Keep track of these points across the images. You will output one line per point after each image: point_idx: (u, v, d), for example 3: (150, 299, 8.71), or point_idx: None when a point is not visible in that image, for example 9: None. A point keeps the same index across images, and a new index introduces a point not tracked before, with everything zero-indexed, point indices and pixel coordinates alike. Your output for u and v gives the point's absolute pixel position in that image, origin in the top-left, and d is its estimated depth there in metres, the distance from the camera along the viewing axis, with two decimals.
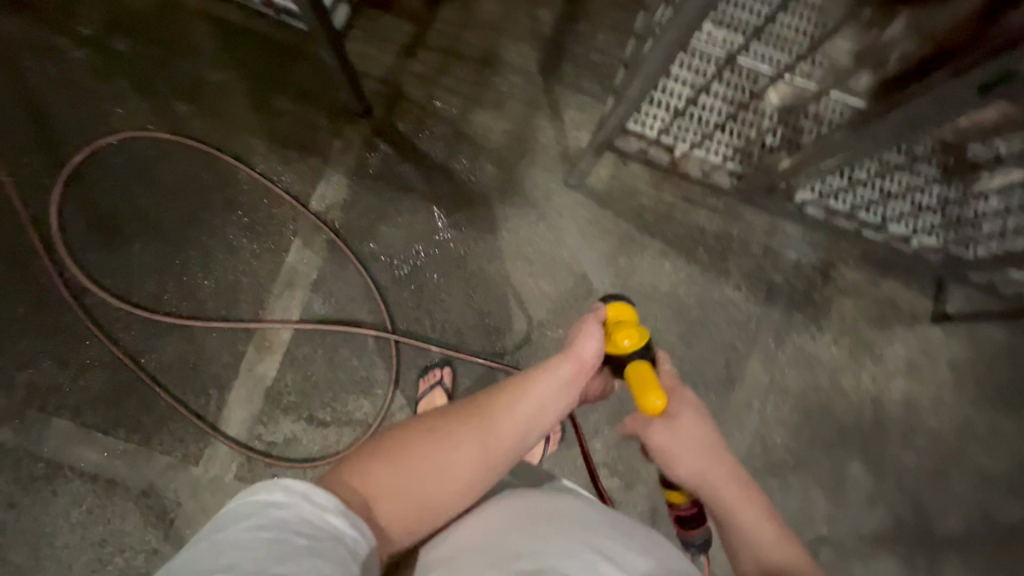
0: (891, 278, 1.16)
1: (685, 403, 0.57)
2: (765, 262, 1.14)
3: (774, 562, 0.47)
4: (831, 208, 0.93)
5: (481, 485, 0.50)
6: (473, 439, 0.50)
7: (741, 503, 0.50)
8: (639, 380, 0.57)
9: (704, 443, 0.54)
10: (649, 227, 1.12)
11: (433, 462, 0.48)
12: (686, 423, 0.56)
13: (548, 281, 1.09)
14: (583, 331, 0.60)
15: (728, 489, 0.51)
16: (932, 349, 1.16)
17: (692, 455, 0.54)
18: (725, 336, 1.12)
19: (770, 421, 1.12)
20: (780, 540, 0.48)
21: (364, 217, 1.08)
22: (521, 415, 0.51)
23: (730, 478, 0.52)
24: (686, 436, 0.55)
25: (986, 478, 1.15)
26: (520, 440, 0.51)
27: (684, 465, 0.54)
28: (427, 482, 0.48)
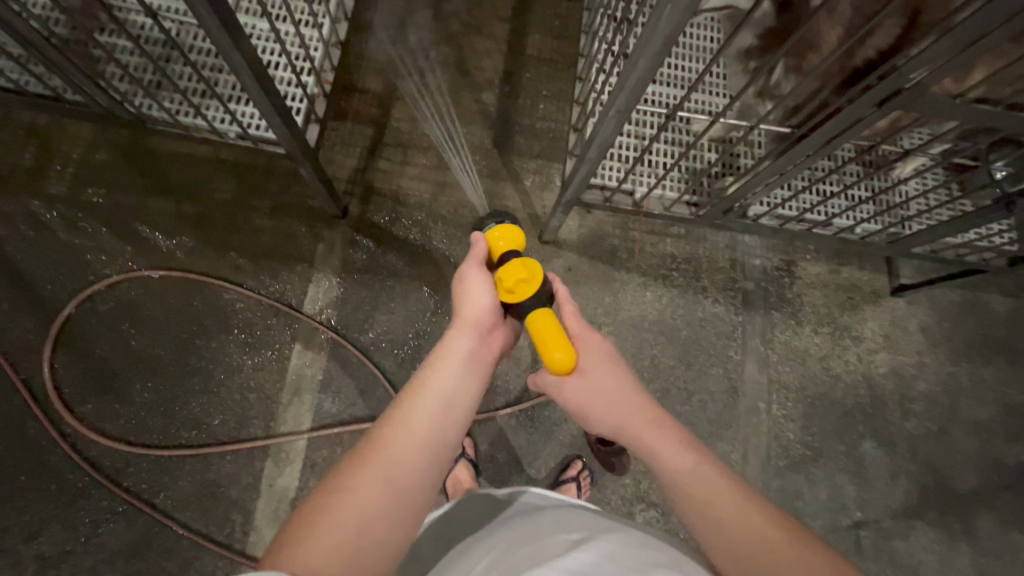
0: (847, 263, 1.27)
1: (589, 350, 0.58)
2: (735, 272, 1.23)
3: (704, 502, 0.46)
4: (783, 216, 1.05)
5: (417, 490, 0.45)
6: (383, 460, 0.44)
7: (659, 442, 0.51)
8: (544, 328, 0.57)
9: (615, 388, 0.55)
10: (624, 262, 1.20)
11: (350, 507, 0.42)
12: (596, 371, 0.56)
13: None
14: (466, 292, 0.61)
15: (648, 432, 0.52)
16: (901, 319, 1.26)
17: (604, 405, 0.54)
18: (718, 348, 1.19)
19: (780, 419, 1.17)
20: (698, 471, 0.48)
21: (359, 310, 1.12)
22: (435, 396, 0.49)
23: (647, 422, 0.53)
24: (595, 383, 0.56)
25: (984, 428, 1.22)
26: (443, 423, 0.48)
27: (599, 414, 0.55)
28: (354, 535, 0.41)
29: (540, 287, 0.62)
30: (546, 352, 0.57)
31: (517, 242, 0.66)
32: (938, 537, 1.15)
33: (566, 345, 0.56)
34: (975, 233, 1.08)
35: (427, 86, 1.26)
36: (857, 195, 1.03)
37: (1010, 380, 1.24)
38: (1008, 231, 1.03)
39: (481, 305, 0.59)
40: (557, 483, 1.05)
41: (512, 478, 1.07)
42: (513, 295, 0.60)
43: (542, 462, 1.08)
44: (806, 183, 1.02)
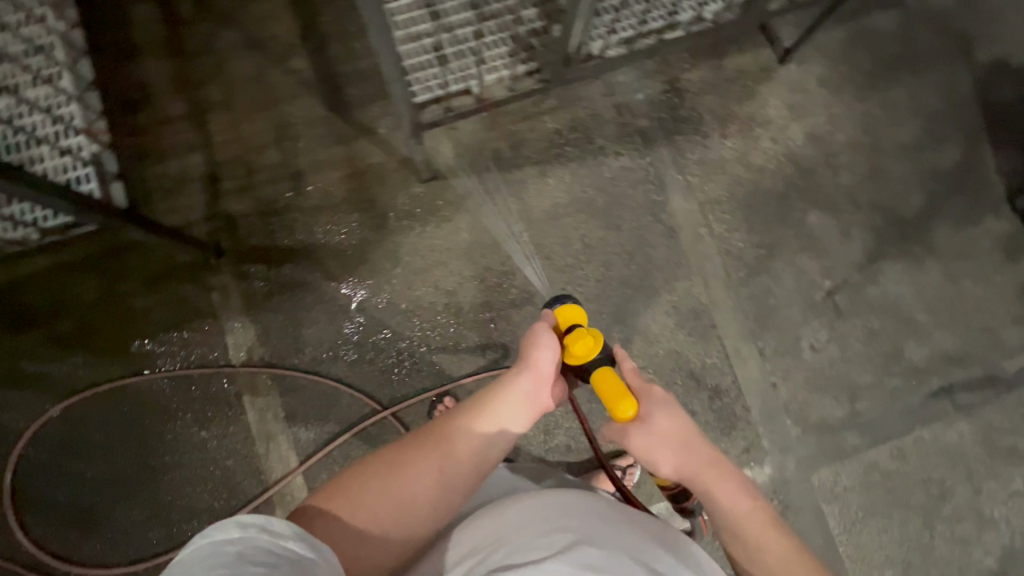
0: (726, 53, 1.21)
1: (658, 405, 0.65)
2: (624, 117, 1.17)
3: (760, 535, 0.59)
4: (626, 38, 0.99)
5: (445, 503, 0.59)
6: (437, 464, 0.59)
7: (719, 483, 0.62)
8: (608, 391, 0.65)
9: (682, 435, 0.64)
10: (514, 162, 1.15)
11: (393, 485, 0.57)
12: (658, 419, 0.65)
13: (471, 268, 1.11)
14: (541, 343, 0.68)
15: (709, 473, 0.62)
16: (797, 83, 1.22)
17: (669, 450, 0.64)
18: (640, 197, 1.15)
19: (725, 233, 1.16)
20: (753, 513, 0.60)
21: (286, 335, 1.07)
22: (481, 431, 0.62)
23: (708, 464, 0.63)
24: (660, 431, 0.64)
25: (909, 147, 1.22)
26: (479, 459, 0.61)
27: (665, 462, 0.64)
28: (396, 506, 0.56)
29: (602, 351, 0.70)
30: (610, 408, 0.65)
31: (580, 316, 0.72)
32: (905, 266, 1.18)
33: (629, 402, 0.63)
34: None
35: (233, 84, 1.14)
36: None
37: (918, 92, 1.24)
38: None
39: (549, 360, 0.67)
40: None
41: None
42: (578, 357, 0.69)
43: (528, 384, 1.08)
44: None
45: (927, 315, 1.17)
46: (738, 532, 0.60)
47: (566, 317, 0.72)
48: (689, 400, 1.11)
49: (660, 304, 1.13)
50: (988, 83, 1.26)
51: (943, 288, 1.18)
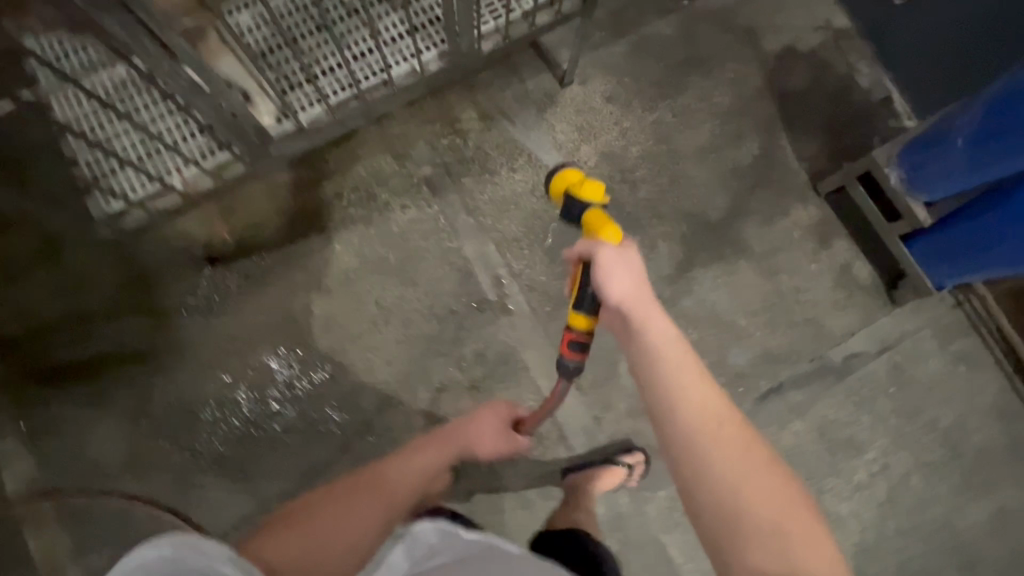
0: (506, 84, 1.17)
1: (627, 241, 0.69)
2: (407, 168, 1.13)
3: (676, 368, 0.58)
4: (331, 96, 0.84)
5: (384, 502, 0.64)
6: (382, 491, 0.65)
7: (655, 315, 0.63)
8: (599, 222, 0.73)
9: (639, 267, 0.66)
10: (295, 233, 1.09)
11: (333, 517, 0.58)
12: (628, 247, 0.67)
13: (262, 352, 1.06)
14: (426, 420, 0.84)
15: (651, 308, 0.64)
16: (583, 103, 1.19)
17: (622, 274, 0.64)
18: (432, 249, 1.11)
19: (525, 270, 1.12)
20: (679, 342, 0.61)
21: (68, 456, 1.01)
22: (397, 465, 0.71)
23: (651, 299, 0.64)
24: (628, 259, 0.65)
25: (707, 149, 1.20)
26: (400, 482, 0.69)
27: (619, 284, 0.64)
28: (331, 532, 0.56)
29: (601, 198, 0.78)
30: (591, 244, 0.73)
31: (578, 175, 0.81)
32: (717, 272, 1.15)
33: (615, 229, 0.71)
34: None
35: None
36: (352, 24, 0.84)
37: (710, 91, 1.21)
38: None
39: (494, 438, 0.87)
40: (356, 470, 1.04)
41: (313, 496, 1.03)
42: (585, 195, 0.78)
43: (337, 461, 1.05)
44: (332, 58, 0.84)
45: (748, 318, 1.14)
46: (652, 350, 0.60)
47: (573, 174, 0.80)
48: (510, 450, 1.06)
49: (468, 356, 1.09)
50: (782, 69, 1.23)
51: (762, 287, 1.15)
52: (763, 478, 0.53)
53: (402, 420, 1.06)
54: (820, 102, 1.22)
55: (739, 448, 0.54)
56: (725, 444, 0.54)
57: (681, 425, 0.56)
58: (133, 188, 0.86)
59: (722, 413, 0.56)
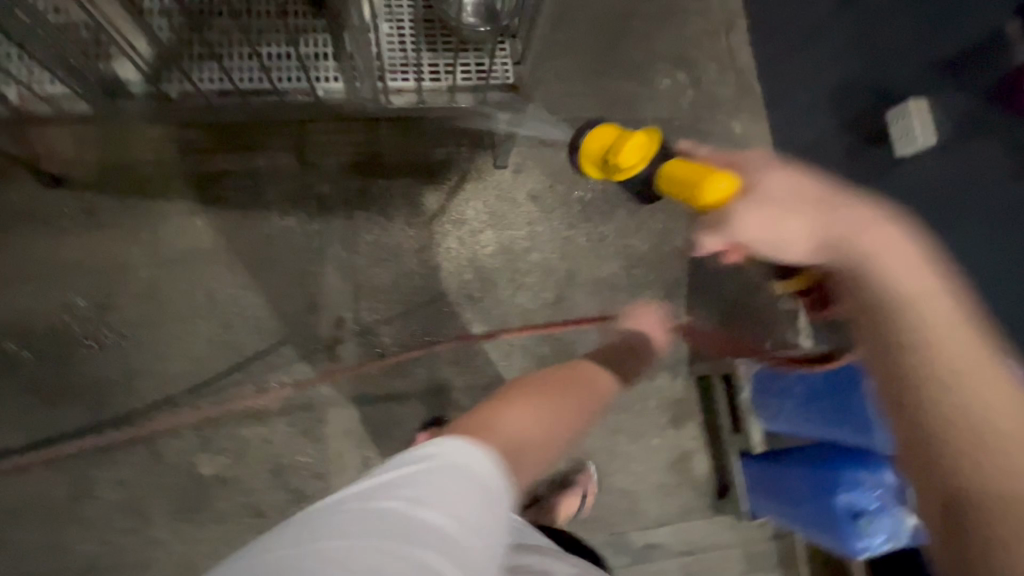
0: (442, 140, 1.15)
1: (760, 169, 0.62)
2: (306, 176, 1.08)
3: (911, 290, 0.49)
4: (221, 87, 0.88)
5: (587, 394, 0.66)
6: (573, 393, 0.63)
7: (862, 225, 0.54)
8: (691, 170, 0.67)
9: (810, 188, 0.59)
10: (160, 190, 1.03)
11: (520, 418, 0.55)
12: (771, 182, 0.60)
13: (62, 294, 0.98)
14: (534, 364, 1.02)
15: (861, 228, 0.54)
16: (507, 190, 1.17)
17: (796, 207, 0.58)
18: (291, 265, 1.06)
19: (372, 325, 1.07)
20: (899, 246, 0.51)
21: None
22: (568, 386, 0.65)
23: (858, 219, 0.54)
24: (801, 184, 0.59)
25: (605, 285, 1.17)
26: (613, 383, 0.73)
27: (791, 236, 0.59)
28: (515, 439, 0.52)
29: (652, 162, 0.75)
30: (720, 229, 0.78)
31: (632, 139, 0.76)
32: None
33: (720, 175, 0.62)
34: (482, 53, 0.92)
35: None
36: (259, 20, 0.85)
37: (630, 232, 1.21)
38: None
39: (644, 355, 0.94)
40: (98, 454, 0.95)
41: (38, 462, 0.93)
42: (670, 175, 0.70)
43: (82, 437, 0.95)
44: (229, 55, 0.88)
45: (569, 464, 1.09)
46: (863, 278, 0.52)
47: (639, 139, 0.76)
48: (263, 500, 0.97)
49: (269, 385, 1.01)
50: None
51: (596, 442, 1.10)
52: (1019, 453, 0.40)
53: (170, 424, 0.97)
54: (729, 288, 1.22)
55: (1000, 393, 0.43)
56: (973, 391, 0.42)
57: (909, 413, 0.44)
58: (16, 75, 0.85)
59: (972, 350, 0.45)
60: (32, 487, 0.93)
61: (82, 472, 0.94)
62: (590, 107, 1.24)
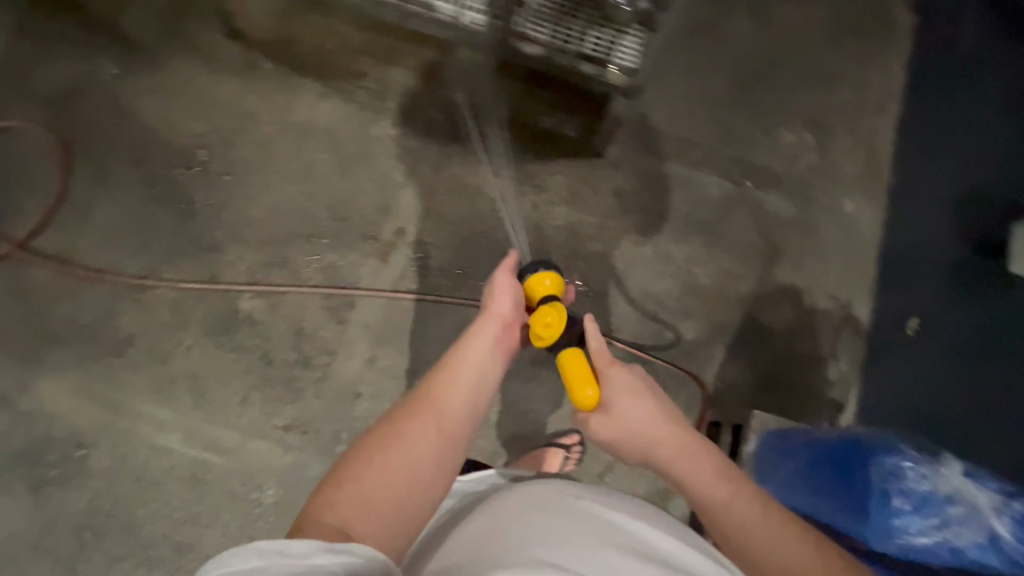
0: (555, 112, 1.21)
1: (618, 390, 0.71)
2: (426, 99, 1.19)
3: (737, 524, 0.57)
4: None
5: (472, 416, 0.65)
6: (428, 418, 0.61)
7: (697, 481, 0.62)
8: (574, 373, 0.72)
9: (649, 415, 0.68)
10: (308, 69, 1.18)
11: (403, 449, 0.58)
12: (622, 404, 0.69)
13: (202, 121, 1.14)
14: (494, 291, 0.79)
15: (679, 464, 0.64)
16: (595, 178, 1.20)
17: (645, 427, 0.68)
18: (381, 168, 1.15)
19: (426, 245, 1.13)
20: (734, 504, 0.59)
21: (25, 64, 1.13)
22: (469, 372, 0.68)
23: (677, 455, 0.65)
24: (634, 414, 0.68)
25: (652, 298, 1.17)
26: (478, 398, 0.66)
27: (658, 440, 0.66)
28: (398, 465, 0.57)
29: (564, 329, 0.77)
30: (539, 335, 0.77)
31: (556, 287, 0.80)
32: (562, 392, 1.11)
33: (591, 385, 0.71)
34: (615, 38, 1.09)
35: None
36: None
37: (697, 260, 1.19)
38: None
39: (507, 301, 0.78)
40: (170, 254, 1.08)
41: (122, 243, 1.07)
42: (545, 338, 0.76)
43: (163, 236, 1.08)
44: None
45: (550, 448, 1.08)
46: (716, 518, 0.59)
47: (542, 285, 0.80)
48: (276, 351, 1.06)
49: (323, 259, 1.10)
50: (770, 299, 1.19)
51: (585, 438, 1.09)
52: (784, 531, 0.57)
53: (231, 256, 1.09)
54: (776, 352, 1.16)
55: (750, 507, 0.58)
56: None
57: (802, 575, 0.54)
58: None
59: (727, 497, 0.59)
60: (106, 259, 1.06)
61: (151, 263, 1.07)
62: (704, 134, 1.26)
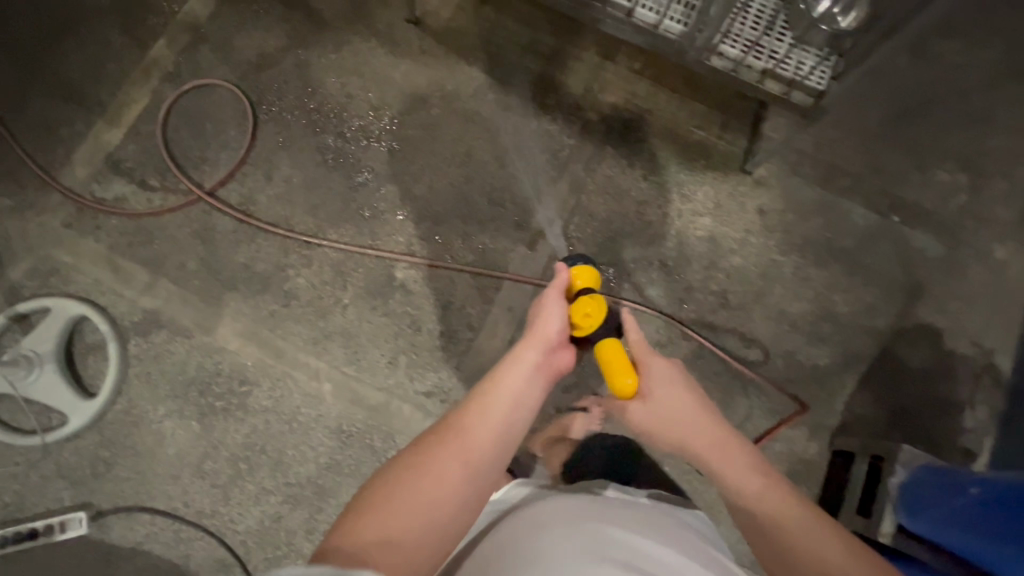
0: (706, 127, 1.25)
1: (659, 386, 0.78)
2: (584, 102, 1.24)
3: (771, 510, 0.62)
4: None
5: (500, 450, 0.64)
6: (455, 452, 0.61)
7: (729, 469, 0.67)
8: (615, 366, 0.77)
9: (689, 406, 0.75)
10: (478, 60, 1.24)
11: (429, 482, 0.59)
12: (660, 396, 0.77)
13: (376, 97, 1.21)
14: (544, 314, 0.78)
15: (715, 456, 0.70)
16: (741, 194, 1.22)
17: (679, 422, 0.73)
18: (537, 161, 1.21)
19: (573, 239, 1.17)
20: (766, 489, 0.64)
21: (224, 28, 1.22)
22: (505, 400, 0.67)
23: (712, 446, 0.70)
24: (672, 407, 0.75)
25: (787, 319, 1.17)
26: (509, 424, 0.66)
27: (689, 432, 0.72)
28: (423, 497, 0.58)
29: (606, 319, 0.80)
30: (578, 324, 0.79)
31: (591, 280, 0.82)
32: None
33: (631, 375, 0.76)
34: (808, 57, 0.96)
35: None
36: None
37: (836, 287, 1.19)
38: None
39: (553, 325, 0.77)
40: (337, 218, 1.15)
41: (297, 202, 1.15)
42: (586, 328, 0.79)
43: (333, 199, 1.16)
44: None
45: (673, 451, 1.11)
46: (749, 504, 0.64)
47: (580, 282, 0.82)
48: (425, 321, 1.11)
49: (476, 239, 1.15)
50: (906, 336, 1.17)
51: None
52: (817, 526, 0.60)
53: (392, 226, 1.15)
54: (908, 390, 1.15)
55: (782, 499, 0.63)
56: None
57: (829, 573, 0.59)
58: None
59: (759, 484, 0.65)
60: (281, 215, 1.14)
61: (320, 223, 1.14)
62: (855, 163, 1.25)
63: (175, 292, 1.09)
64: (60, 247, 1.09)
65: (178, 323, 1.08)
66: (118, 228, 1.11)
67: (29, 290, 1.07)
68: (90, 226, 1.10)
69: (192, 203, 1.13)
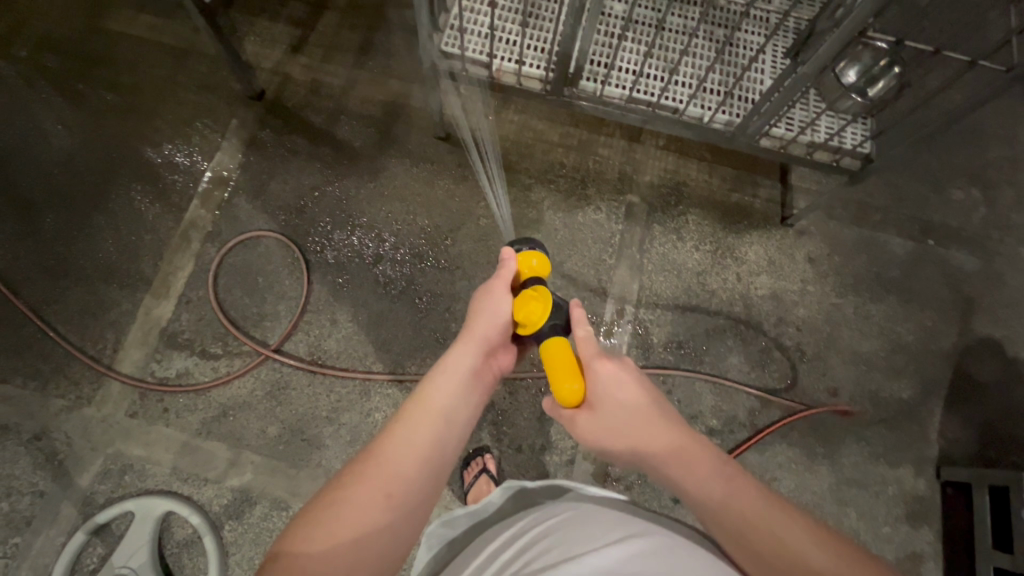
0: (741, 188, 1.29)
1: (605, 390, 0.62)
2: (623, 185, 1.27)
3: (735, 505, 0.52)
4: (608, 93, 1.01)
5: (438, 458, 0.54)
6: (380, 475, 0.50)
7: (691, 474, 0.55)
8: (557, 367, 0.61)
9: (641, 407, 0.61)
10: (515, 164, 1.26)
11: (350, 506, 0.48)
12: (609, 401, 0.61)
13: (423, 219, 1.21)
14: (478, 313, 0.67)
15: (670, 461, 0.57)
16: (790, 248, 1.26)
17: (628, 422, 0.60)
18: (593, 252, 1.22)
19: (645, 322, 1.19)
20: (730, 485, 0.53)
21: (257, 177, 1.21)
22: (438, 410, 0.57)
23: (670, 452, 0.57)
24: (618, 410, 0.60)
25: (863, 360, 1.20)
26: (443, 434, 0.55)
27: (641, 439, 0.59)
28: (352, 525, 0.47)
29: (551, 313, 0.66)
30: (520, 323, 0.66)
31: (543, 270, 0.71)
32: (796, 459, 1.14)
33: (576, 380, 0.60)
34: (852, 125, 1.01)
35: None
36: (705, 55, 1.02)
37: (898, 319, 1.23)
38: (857, 62, 1.04)
39: (495, 326, 0.66)
40: (413, 348, 1.13)
41: (369, 340, 1.12)
42: (527, 324, 0.65)
43: (404, 331, 1.13)
44: (637, 44, 1.02)
45: None
46: (710, 506, 0.53)
47: (528, 263, 0.70)
48: (523, 438, 1.09)
49: None
50: (975, 354, 1.21)
51: (825, 504, 1.11)
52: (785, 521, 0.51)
53: None
54: (992, 406, 1.18)
55: (747, 494, 0.53)
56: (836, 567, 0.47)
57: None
58: (471, 50, 1.01)
59: (721, 482, 0.54)
60: (355, 357, 1.11)
61: (397, 358, 1.12)
62: (880, 197, 1.31)
63: (262, 464, 1.03)
64: (129, 441, 1.02)
65: (271, 495, 1.01)
66: (187, 407, 1.05)
67: (104, 496, 0.99)
68: (157, 411, 1.04)
69: (259, 364, 1.09)
